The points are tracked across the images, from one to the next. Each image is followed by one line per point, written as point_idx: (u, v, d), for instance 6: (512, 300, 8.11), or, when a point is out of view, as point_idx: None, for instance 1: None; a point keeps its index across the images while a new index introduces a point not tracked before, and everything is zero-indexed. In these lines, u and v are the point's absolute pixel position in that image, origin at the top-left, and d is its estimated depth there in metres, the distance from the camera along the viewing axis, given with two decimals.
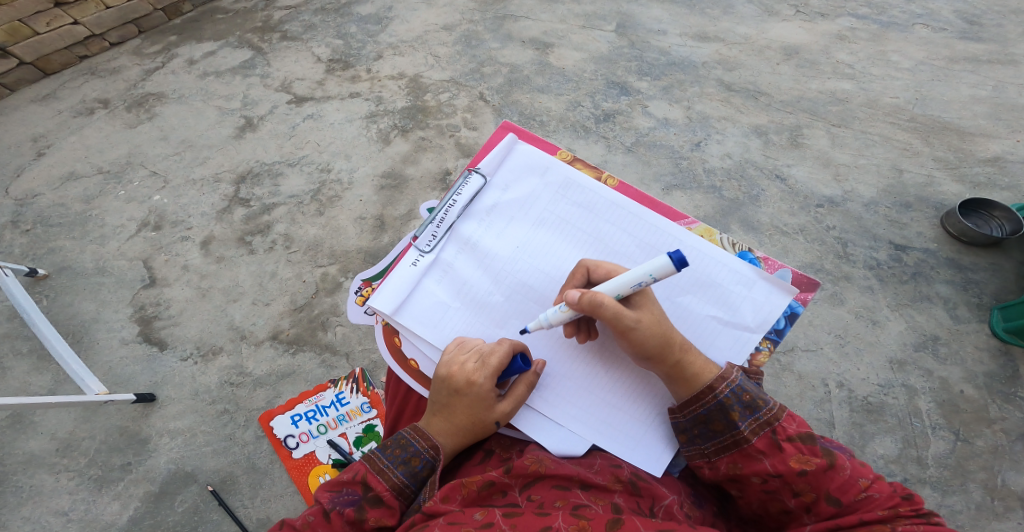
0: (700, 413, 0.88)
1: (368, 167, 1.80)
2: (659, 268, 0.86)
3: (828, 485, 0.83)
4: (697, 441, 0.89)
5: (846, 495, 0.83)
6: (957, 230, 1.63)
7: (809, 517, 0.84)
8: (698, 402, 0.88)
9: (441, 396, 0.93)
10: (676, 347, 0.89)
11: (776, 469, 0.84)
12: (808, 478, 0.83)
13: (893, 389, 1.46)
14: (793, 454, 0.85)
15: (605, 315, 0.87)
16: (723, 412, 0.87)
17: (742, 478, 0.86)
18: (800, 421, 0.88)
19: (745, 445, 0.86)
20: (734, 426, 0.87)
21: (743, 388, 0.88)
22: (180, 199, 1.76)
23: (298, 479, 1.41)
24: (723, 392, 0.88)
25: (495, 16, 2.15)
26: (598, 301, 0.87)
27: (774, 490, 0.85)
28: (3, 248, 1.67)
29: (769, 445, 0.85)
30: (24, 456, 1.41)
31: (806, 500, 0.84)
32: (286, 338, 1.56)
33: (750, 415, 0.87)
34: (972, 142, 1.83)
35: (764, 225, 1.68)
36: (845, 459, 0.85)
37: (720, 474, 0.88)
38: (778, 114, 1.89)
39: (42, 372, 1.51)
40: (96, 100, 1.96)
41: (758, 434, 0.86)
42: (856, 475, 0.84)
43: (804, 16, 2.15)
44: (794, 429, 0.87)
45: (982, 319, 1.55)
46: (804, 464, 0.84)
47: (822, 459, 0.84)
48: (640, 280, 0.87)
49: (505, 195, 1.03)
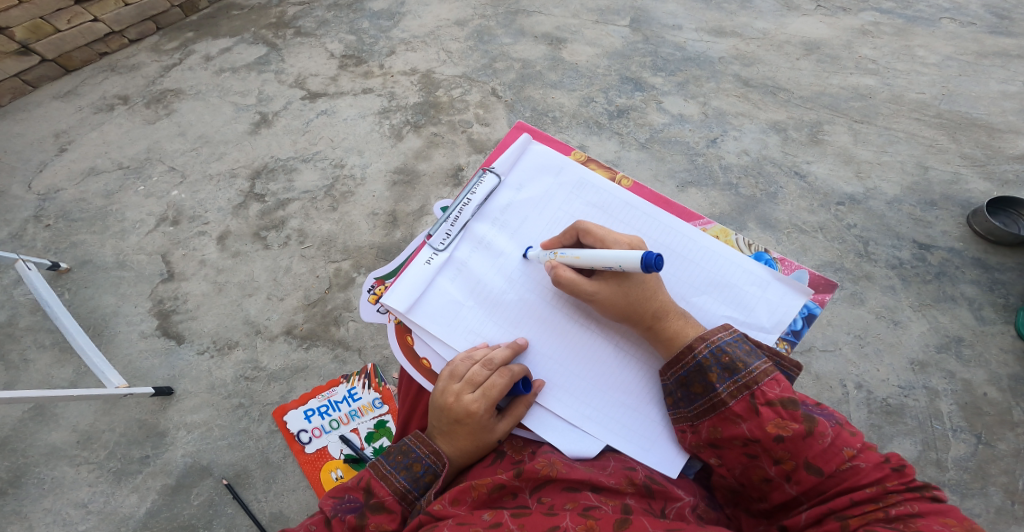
0: (681, 376, 0.90)
1: (381, 163, 1.81)
2: (629, 261, 0.87)
3: (809, 453, 0.81)
4: (681, 405, 0.90)
5: (829, 465, 0.80)
6: (984, 229, 1.59)
7: (791, 487, 0.82)
8: (678, 364, 0.90)
9: (442, 425, 0.93)
10: (646, 315, 0.92)
11: (754, 434, 0.83)
12: (787, 444, 0.81)
13: (914, 391, 1.43)
14: (771, 419, 0.82)
15: (562, 286, 0.93)
16: (702, 374, 0.88)
17: (723, 443, 0.85)
18: (785, 384, 0.85)
19: (723, 409, 0.85)
20: (712, 388, 0.87)
21: (724, 350, 0.88)
22: (197, 194, 1.78)
23: (310, 474, 1.42)
24: (701, 353, 0.88)
25: (509, 12, 2.13)
26: (556, 274, 0.93)
27: (754, 456, 0.83)
28: (26, 242, 1.70)
29: (747, 409, 0.84)
30: (47, 447, 1.44)
31: (786, 468, 0.82)
32: (299, 333, 1.57)
33: (728, 378, 0.86)
34: (1000, 139, 1.78)
35: (781, 223, 1.65)
36: (829, 426, 0.82)
37: (702, 438, 0.87)
38: (798, 111, 1.85)
39: (64, 365, 1.54)
40: (116, 97, 1.99)
41: (735, 397, 0.85)
42: (840, 445, 0.81)
43: (825, 10, 2.11)
44: (776, 393, 0.84)
45: (1008, 321, 1.50)
46: (782, 430, 0.82)
47: (801, 425, 0.81)
48: (610, 265, 0.89)
49: (519, 194, 1.03)
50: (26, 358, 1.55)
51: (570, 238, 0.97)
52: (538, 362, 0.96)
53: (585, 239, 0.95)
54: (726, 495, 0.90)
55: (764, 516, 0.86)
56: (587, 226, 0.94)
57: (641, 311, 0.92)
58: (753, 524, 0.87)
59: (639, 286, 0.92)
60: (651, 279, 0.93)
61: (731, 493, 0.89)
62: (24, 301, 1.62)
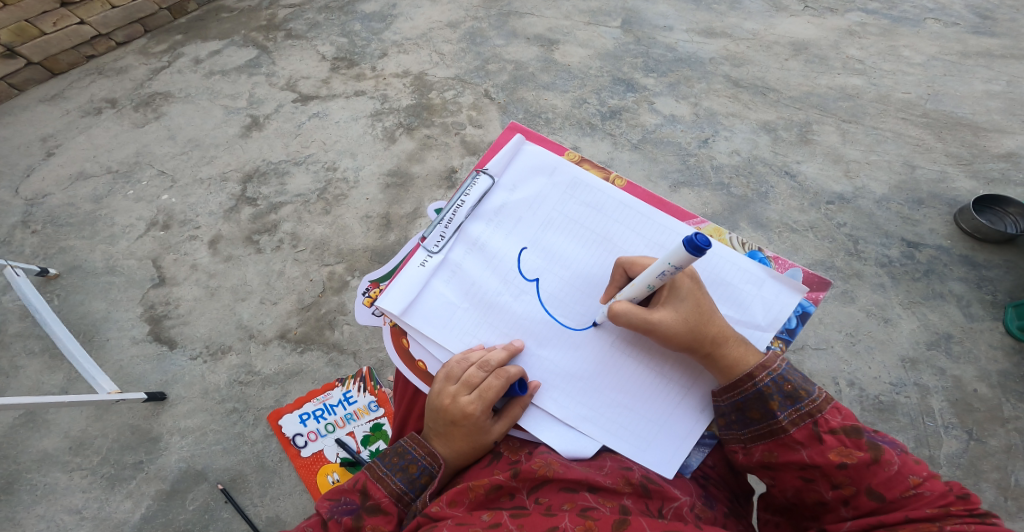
0: (737, 401, 0.89)
1: (374, 165, 1.80)
2: (676, 257, 0.84)
3: (871, 480, 0.81)
4: (734, 427, 0.90)
5: (891, 491, 0.81)
6: (971, 227, 1.62)
7: (847, 511, 0.83)
8: (736, 389, 0.89)
9: (438, 426, 0.93)
10: (705, 341, 0.89)
11: (814, 461, 0.84)
12: (849, 471, 0.82)
13: (906, 388, 1.45)
14: (835, 447, 0.83)
15: (621, 320, 0.91)
16: (762, 401, 0.87)
17: (778, 466, 0.86)
18: (846, 412, 0.86)
19: (782, 435, 0.86)
20: (771, 415, 0.87)
21: (786, 378, 0.87)
22: (188, 198, 1.77)
23: (306, 478, 1.41)
24: (763, 381, 0.87)
25: (500, 13, 2.13)
26: (613, 309, 0.91)
27: (811, 480, 0.84)
28: (14, 248, 1.68)
29: (809, 437, 0.85)
30: (39, 454, 1.42)
31: (845, 493, 0.83)
32: (293, 337, 1.57)
33: (790, 406, 0.86)
34: (986, 137, 1.81)
35: (773, 223, 1.67)
36: (895, 454, 0.83)
37: (755, 459, 0.88)
38: (787, 111, 1.87)
39: (55, 371, 1.52)
40: (104, 100, 1.97)
41: (797, 425, 0.85)
42: (906, 473, 0.81)
43: (813, 11, 2.13)
44: (838, 421, 0.85)
45: (996, 318, 1.53)
46: (845, 457, 0.82)
47: (866, 453, 0.82)
48: (662, 272, 0.86)
49: (512, 195, 1.03)
50: (15, 365, 1.53)
51: (619, 277, 0.96)
52: (534, 363, 0.96)
53: (633, 271, 0.94)
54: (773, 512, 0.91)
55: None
56: (630, 259, 0.94)
57: (700, 337, 0.89)
58: None
59: (694, 308, 0.90)
60: (704, 300, 0.91)
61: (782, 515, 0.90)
62: (13, 308, 1.60)
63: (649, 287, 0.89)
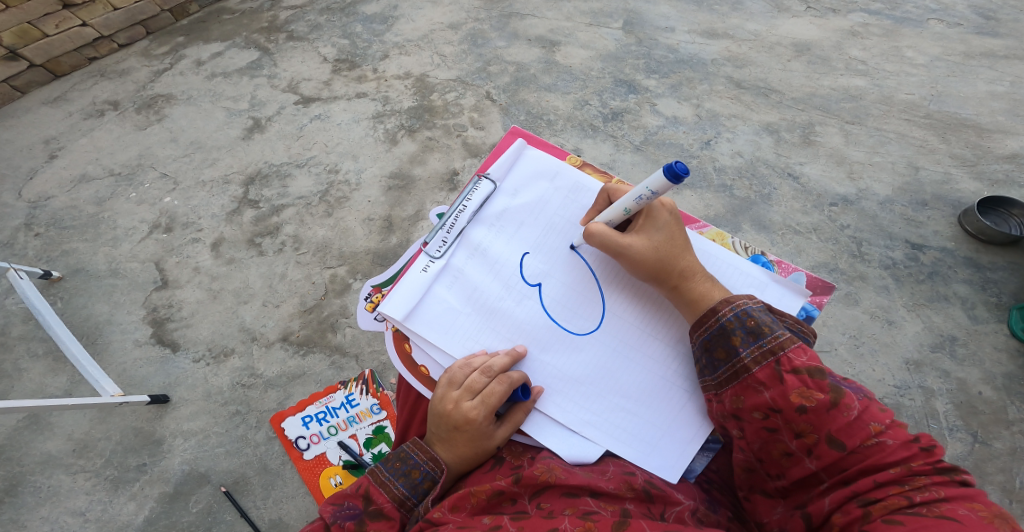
0: (704, 339, 0.89)
1: (376, 167, 1.80)
2: (656, 184, 0.87)
3: (832, 426, 0.80)
4: (704, 372, 0.90)
5: (853, 440, 0.80)
6: (975, 229, 1.61)
7: (811, 461, 0.81)
8: (701, 326, 0.90)
9: (440, 432, 0.93)
10: (673, 273, 0.92)
11: (776, 404, 0.83)
12: (810, 416, 0.81)
13: (910, 391, 1.45)
14: (796, 388, 0.82)
15: (594, 240, 0.93)
16: (725, 337, 0.87)
17: (743, 412, 0.85)
18: (811, 353, 0.84)
19: (746, 375, 0.85)
20: (735, 353, 0.86)
21: (749, 315, 0.87)
22: (191, 200, 1.77)
23: (309, 480, 1.42)
24: (725, 316, 0.88)
25: (501, 15, 2.13)
26: (589, 229, 0.93)
27: (775, 430, 0.83)
28: (17, 250, 1.69)
29: (770, 377, 0.84)
30: (43, 456, 1.43)
31: (808, 442, 0.81)
32: (295, 340, 1.57)
33: (752, 342, 0.86)
34: (989, 139, 1.80)
35: (775, 225, 1.66)
36: (856, 399, 0.82)
37: (726, 407, 0.87)
38: (790, 112, 1.86)
39: (59, 373, 1.53)
40: (106, 102, 1.97)
41: (759, 364, 0.85)
42: (867, 419, 0.80)
43: (815, 11, 2.12)
44: (802, 362, 0.84)
45: (1001, 320, 1.52)
46: (805, 400, 0.81)
47: (827, 396, 0.81)
48: (639, 197, 0.89)
49: (514, 200, 1.03)
50: (19, 367, 1.53)
51: (601, 203, 0.98)
52: (537, 369, 0.96)
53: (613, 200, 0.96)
54: (741, 475, 0.88)
55: (781, 494, 0.85)
56: (615, 188, 0.97)
57: (667, 268, 0.92)
58: (769, 504, 0.86)
59: (667, 240, 0.93)
60: (678, 235, 0.94)
61: (746, 472, 0.88)
62: (16, 310, 1.60)
63: (625, 211, 0.92)
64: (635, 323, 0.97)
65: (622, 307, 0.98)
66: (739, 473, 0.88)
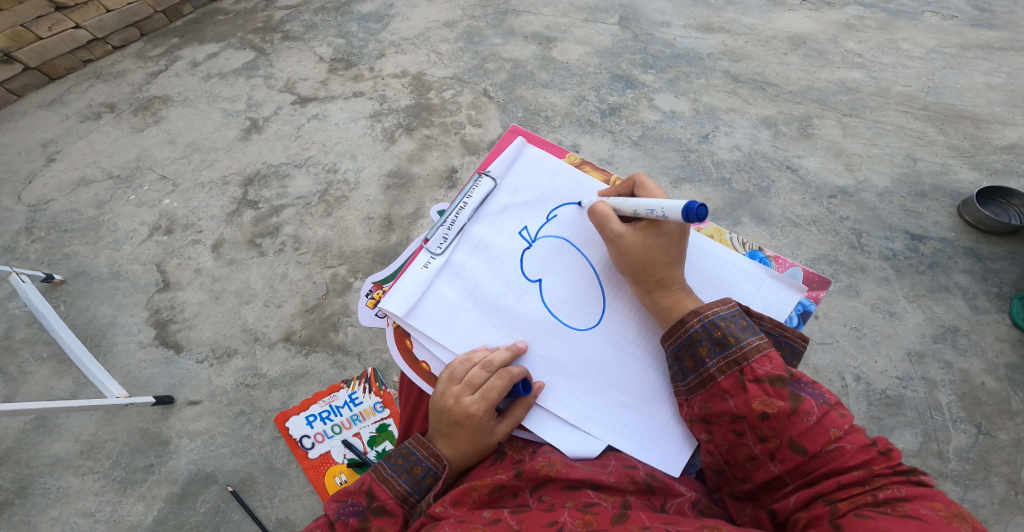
0: (675, 348, 0.91)
1: (374, 166, 1.80)
2: (672, 209, 0.89)
3: (793, 431, 0.82)
4: (675, 380, 0.92)
5: (814, 445, 0.82)
6: (975, 219, 1.62)
7: (775, 466, 0.83)
8: (672, 335, 0.91)
9: (441, 427, 0.94)
10: (651, 279, 0.94)
11: (740, 411, 0.84)
12: (772, 422, 0.83)
13: (912, 383, 1.46)
14: (758, 396, 0.84)
15: (594, 218, 0.97)
16: (692, 348, 0.89)
17: (712, 419, 0.87)
18: (776, 362, 0.86)
19: (711, 384, 0.87)
20: (702, 363, 0.88)
21: (717, 324, 0.89)
22: (190, 202, 1.77)
23: (314, 479, 1.43)
24: (693, 327, 0.89)
25: (497, 12, 2.12)
26: (595, 205, 0.97)
27: (741, 434, 0.85)
28: (19, 254, 1.69)
29: (735, 385, 0.85)
30: (50, 458, 1.44)
31: (771, 446, 0.83)
32: (298, 339, 1.58)
33: (718, 353, 0.87)
34: (988, 129, 1.80)
35: (775, 218, 1.67)
36: (816, 405, 0.83)
37: (693, 413, 0.89)
38: (787, 105, 1.86)
39: (64, 376, 1.54)
40: (102, 105, 1.97)
41: (724, 373, 0.87)
42: (826, 425, 0.82)
43: (811, 5, 2.11)
44: (765, 371, 0.85)
45: (1002, 310, 1.53)
46: (767, 407, 0.83)
47: (786, 403, 0.82)
48: (654, 210, 0.92)
49: (514, 197, 1.04)
50: (24, 370, 1.54)
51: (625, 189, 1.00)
52: (538, 364, 0.97)
53: (639, 193, 0.98)
54: (711, 478, 0.91)
55: (748, 498, 0.87)
56: (643, 180, 0.98)
57: (648, 273, 0.94)
58: (739, 506, 0.88)
59: (662, 247, 0.94)
60: (677, 248, 0.95)
61: (715, 475, 0.90)
62: (19, 314, 1.61)
63: (636, 212, 0.94)
64: (635, 319, 0.98)
65: (622, 305, 0.99)
66: (709, 476, 0.90)
